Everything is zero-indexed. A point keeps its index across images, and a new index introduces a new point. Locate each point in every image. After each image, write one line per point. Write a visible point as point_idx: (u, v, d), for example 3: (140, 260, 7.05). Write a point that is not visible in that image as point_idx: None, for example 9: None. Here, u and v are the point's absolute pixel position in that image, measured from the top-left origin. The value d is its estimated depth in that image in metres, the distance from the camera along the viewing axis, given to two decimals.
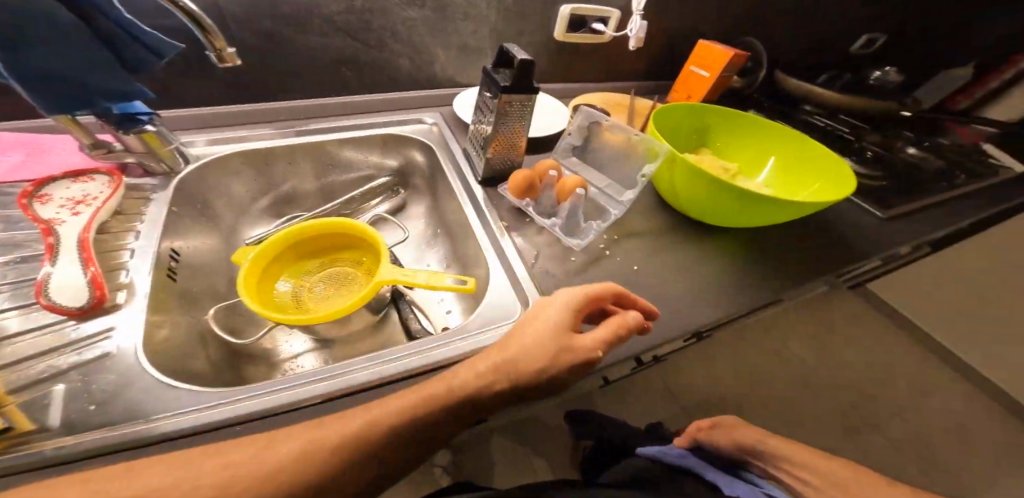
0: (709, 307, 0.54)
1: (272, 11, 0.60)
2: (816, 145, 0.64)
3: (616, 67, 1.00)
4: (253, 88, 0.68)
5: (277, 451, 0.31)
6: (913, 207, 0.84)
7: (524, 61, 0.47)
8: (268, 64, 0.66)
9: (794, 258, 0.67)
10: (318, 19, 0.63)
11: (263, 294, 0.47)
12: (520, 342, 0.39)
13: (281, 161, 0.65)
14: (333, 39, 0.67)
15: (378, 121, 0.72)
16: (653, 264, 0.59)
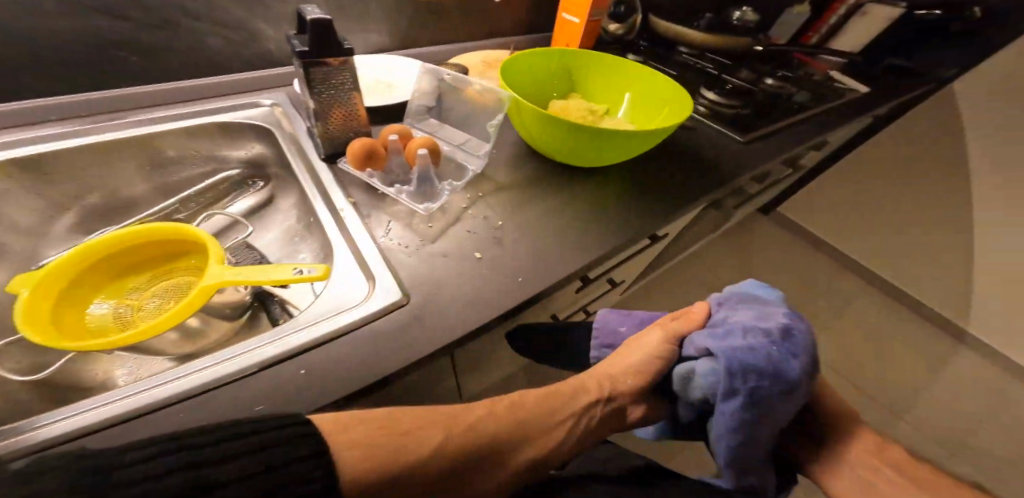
0: (569, 249, 0.56)
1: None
2: (661, 78, 0.67)
3: (490, 27, 0.97)
4: (19, 86, 0.58)
5: (378, 419, 0.36)
6: (761, 133, 0.90)
7: (317, 18, 0.44)
8: (31, 57, 0.57)
9: (656, 192, 0.70)
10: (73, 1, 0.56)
11: (70, 318, 0.46)
12: (629, 358, 0.60)
13: (75, 167, 0.57)
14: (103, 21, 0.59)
15: (205, 110, 0.65)
16: (517, 217, 0.59)
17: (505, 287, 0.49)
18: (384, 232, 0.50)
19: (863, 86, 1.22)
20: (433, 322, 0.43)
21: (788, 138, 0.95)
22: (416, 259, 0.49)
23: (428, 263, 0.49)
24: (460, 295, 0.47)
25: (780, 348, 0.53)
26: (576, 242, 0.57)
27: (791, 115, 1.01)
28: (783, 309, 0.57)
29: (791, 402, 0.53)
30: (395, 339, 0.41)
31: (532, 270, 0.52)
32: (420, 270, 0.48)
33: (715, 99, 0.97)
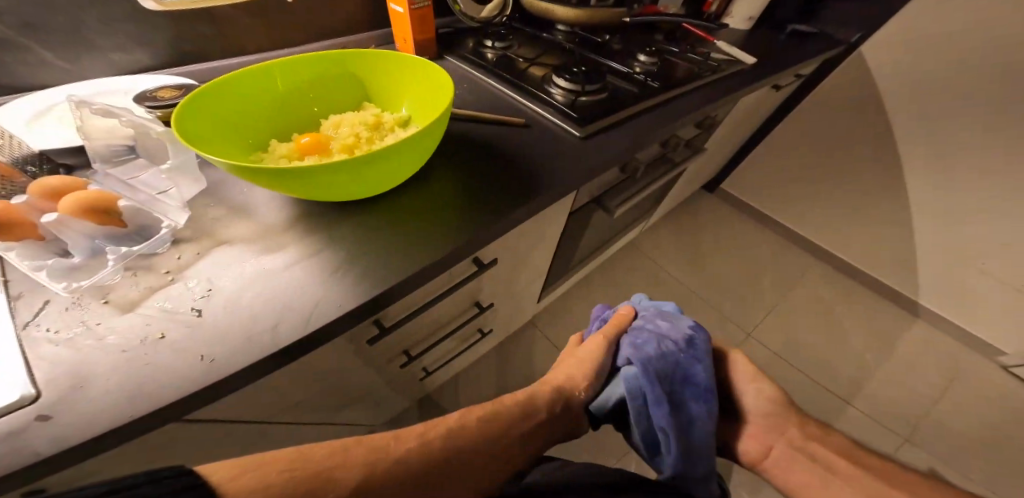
0: (301, 312, 0.45)
1: None
2: (442, 76, 0.58)
3: (307, 24, 0.85)
4: None
5: (295, 455, 0.33)
6: (611, 122, 0.80)
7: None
8: None
9: (452, 212, 0.58)
10: None
11: None
12: (586, 364, 0.70)
13: None
14: None
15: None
16: (244, 272, 0.47)
17: (175, 372, 0.39)
18: (33, 318, 0.41)
19: (751, 58, 1.23)
20: (38, 432, 0.34)
21: (649, 124, 0.85)
22: (63, 348, 0.39)
23: (78, 350, 0.39)
24: (104, 389, 0.37)
25: (687, 355, 0.66)
26: (305, 297, 0.46)
27: (654, 97, 0.92)
28: (688, 322, 0.72)
29: (706, 404, 0.63)
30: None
31: (225, 347, 0.41)
32: (63, 363, 0.39)
33: (567, 87, 0.86)
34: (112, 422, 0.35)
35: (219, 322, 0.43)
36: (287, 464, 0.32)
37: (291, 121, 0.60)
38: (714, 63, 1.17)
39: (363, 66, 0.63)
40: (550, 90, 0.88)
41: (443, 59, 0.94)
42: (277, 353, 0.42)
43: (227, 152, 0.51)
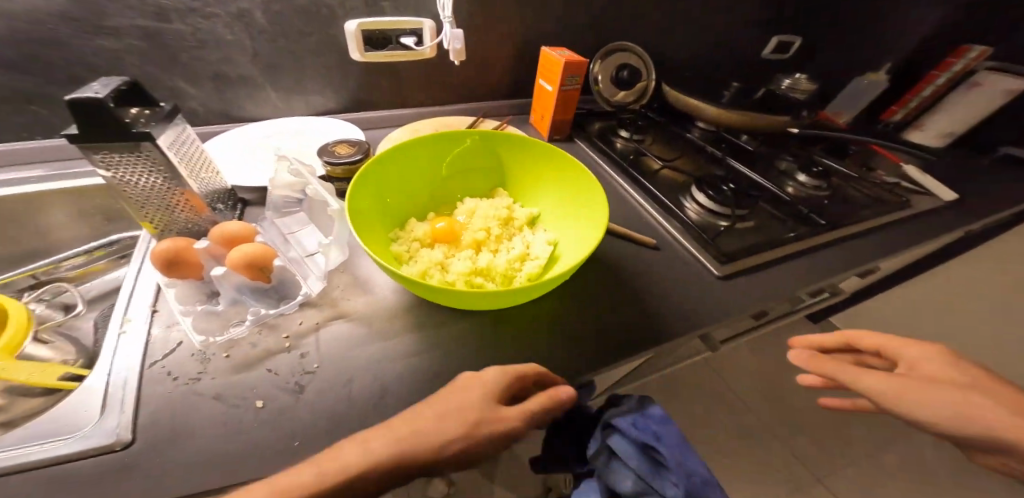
0: (390, 421, 0.41)
1: None
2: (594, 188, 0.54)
3: (460, 90, 0.90)
4: None
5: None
6: (756, 261, 0.69)
7: (76, 102, 0.38)
8: None
9: (560, 340, 0.53)
10: None
11: None
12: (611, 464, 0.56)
13: None
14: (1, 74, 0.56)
15: (65, 171, 0.60)
16: (350, 355, 0.46)
17: (259, 451, 0.36)
18: (161, 356, 0.43)
19: (955, 194, 0.98)
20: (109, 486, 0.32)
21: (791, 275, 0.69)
22: (172, 392, 0.40)
23: (182, 399, 0.39)
24: (186, 451, 0.35)
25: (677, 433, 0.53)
26: (397, 396, 0.43)
27: (812, 236, 0.77)
28: None
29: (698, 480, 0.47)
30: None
31: (298, 434, 0.38)
32: (172, 411, 0.38)
33: (707, 205, 0.76)
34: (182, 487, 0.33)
35: (306, 402, 0.41)
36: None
37: (428, 198, 0.61)
38: (899, 193, 0.96)
39: (511, 158, 0.62)
40: (685, 204, 0.79)
41: (571, 142, 0.91)
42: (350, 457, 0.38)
43: (375, 226, 0.53)
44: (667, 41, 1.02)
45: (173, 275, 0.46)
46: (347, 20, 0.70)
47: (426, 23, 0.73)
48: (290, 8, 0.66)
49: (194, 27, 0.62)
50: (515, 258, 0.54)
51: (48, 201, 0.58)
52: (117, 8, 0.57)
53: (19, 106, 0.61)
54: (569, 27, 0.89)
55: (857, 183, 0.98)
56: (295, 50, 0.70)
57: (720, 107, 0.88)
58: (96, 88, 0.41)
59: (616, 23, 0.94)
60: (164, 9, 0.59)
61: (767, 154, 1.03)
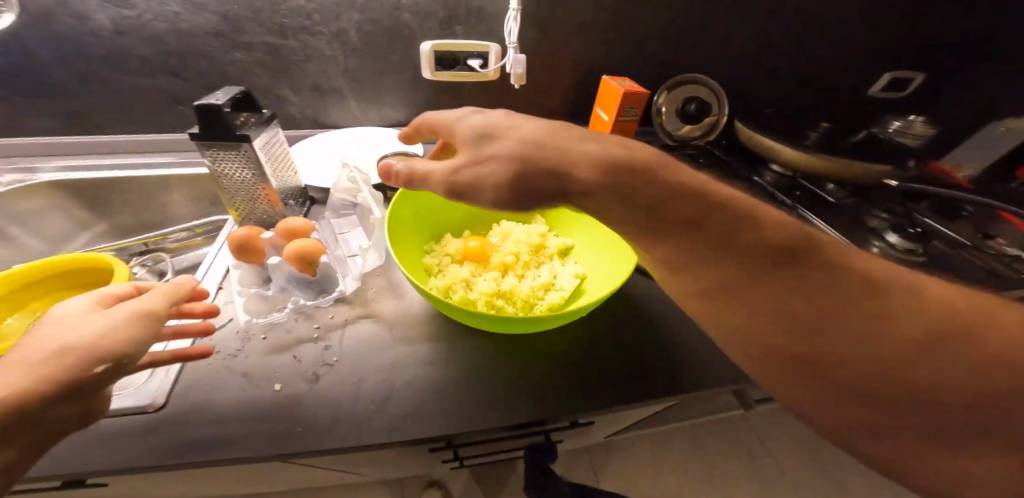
0: (392, 425, 0.43)
1: (91, 52, 0.63)
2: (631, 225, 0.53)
3: (524, 111, 0.93)
4: (85, 123, 0.71)
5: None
6: None
7: (202, 107, 0.46)
8: (99, 103, 0.69)
9: (572, 373, 0.51)
10: (137, 60, 0.66)
11: None
12: None
13: (97, 193, 0.69)
14: (160, 78, 0.69)
15: (194, 159, 0.74)
16: (366, 353, 0.50)
17: (269, 431, 0.41)
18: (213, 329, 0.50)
19: None
20: (148, 441, 0.39)
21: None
22: (214, 363, 0.46)
23: (219, 373, 0.45)
24: (212, 418, 0.41)
25: None
26: (399, 402, 0.45)
27: None
28: None
29: None
30: (108, 446, 0.38)
31: (299, 421, 0.42)
32: (208, 383, 0.44)
33: None
34: (198, 453, 0.38)
35: (316, 392, 0.45)
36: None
37: (467, 214, 0.63)
38: None
39: None
40: None
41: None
42: (342, 451, 0.41)
43: (412, 234, 0.56)
44: (748, 73, 0.96)
45: (241, 258, 0.54)
46: (426, 41, 0.76)
47: (496, 47, 0.77)
48: (380, 29, 0.73)
49: (301, 44, 0.71)
50: (539, 285, 0.54)
51: (172, 184, 0.71)
52: (252, 26, 0.67)
53: (172, 107, 0.72)
54: (643, 54, 0.88)
55: (968, 253, 0.83)
56: (378, 66, 0.77)
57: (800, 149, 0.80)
58: (218, 95, 0.48)
59: (696, 51, 0.90)
60: (284, 27, 0.68)
61: (853, 202, 0.91)
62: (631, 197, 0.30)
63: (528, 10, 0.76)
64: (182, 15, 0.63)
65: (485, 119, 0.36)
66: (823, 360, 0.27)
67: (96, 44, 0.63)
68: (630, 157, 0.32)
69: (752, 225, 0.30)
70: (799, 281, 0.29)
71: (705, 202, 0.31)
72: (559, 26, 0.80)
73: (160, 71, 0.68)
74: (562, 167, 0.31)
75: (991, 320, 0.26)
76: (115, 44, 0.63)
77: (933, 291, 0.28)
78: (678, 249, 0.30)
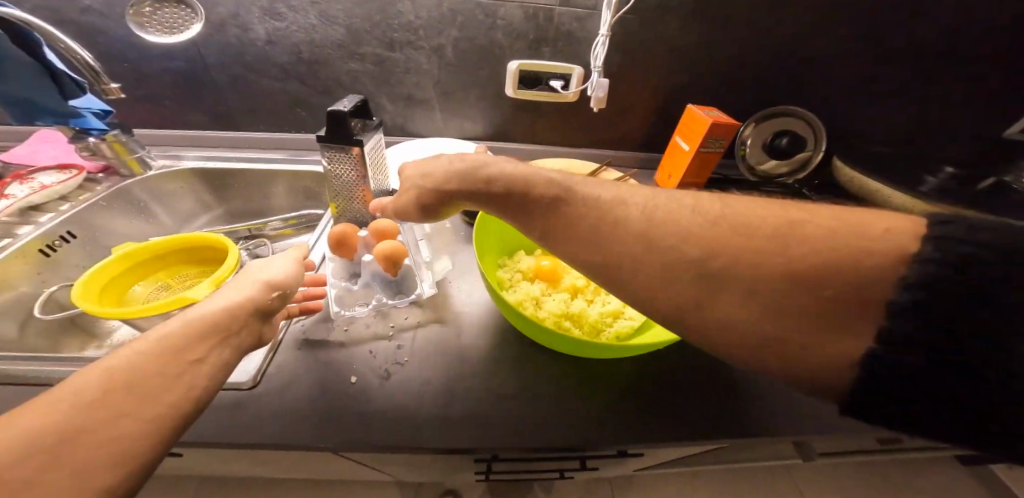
0: (453, 432, 0.44)
1: (239, 59, 0.74)
2: None
3: (600, 132, 0.92)
4: (221, 120, 0.82)
5: (57, 443, 0.27)
6: None
7: (332, 111, 0.51)
8: (235, 103, 0.80)
9: (633, 406, 0.49)
10: (273, 67, 0.76)
11: (120, 289, 0.61)
12: None
13: (222, 181, 0.79)
14: (290, 83, 0.78)
15: (301, 158, 0.83)
16: (432, 358, 0.51)
17: (343, 419, 0.44)
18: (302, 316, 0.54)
19: None
20: (242, 415, 0.43)
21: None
22: (301, 348, 0.50)
23: (303, 357, 0.49)
24: (295, 400, 0.45)
25: None
26: (460, 411, 0.46)
27: None
28: None
29: None
30: (209, 414, 0.43)
31: (368, 419, 0.44)
32: (294, 366, 0.48)
33: None
34: (282, 436, 0.42)
35: (387, 389, 0.47)
36: (47, 467, 0.26)
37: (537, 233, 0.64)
38: None
39: None
40: None
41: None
42: (405, 450, 0.43)
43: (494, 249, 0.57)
44: (851, 104, 0.87)
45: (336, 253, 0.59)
46: (516, 59, 0.79)
47: (581, 69, 0.79)
48: (473, 46, 0.77)
49: (404, 58, 0.78)
50: (607, 311, 0.53)
51: (280, 178, 0.80)
52: (368, 39, 0.74)
53: (290, 108, 0.82)
54: (734, 80, 0.84)
55: None
56: (467, 81, 0.82)
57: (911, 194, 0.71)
58: (344, 102, 0.53)
59: (796, 79, 0.84)
60: (393, 42, 0.75)
61: None
62: (584, 212, 0.36)
63: (619, 33, 0.76)
64: (316, 28, 0.72)
65: (440, 164, 0.46)
66: (780, 296, 0.29)
67: (243, 53, 0.73)
68: (567, 182, 0.38)
69: (679, 204, 0.34)
70: (737, 234, 0.31)
71: (637, 203, 0.35)
72: (648, 49, 0.79)
73: (289, 77, 0.77)
74: (519, 186, 0.39)
75: (895, 223, 0.29)
76: (263, 52, 0.74)
77: (822, 207, 0.32)
78: (637, 241, 0.33)
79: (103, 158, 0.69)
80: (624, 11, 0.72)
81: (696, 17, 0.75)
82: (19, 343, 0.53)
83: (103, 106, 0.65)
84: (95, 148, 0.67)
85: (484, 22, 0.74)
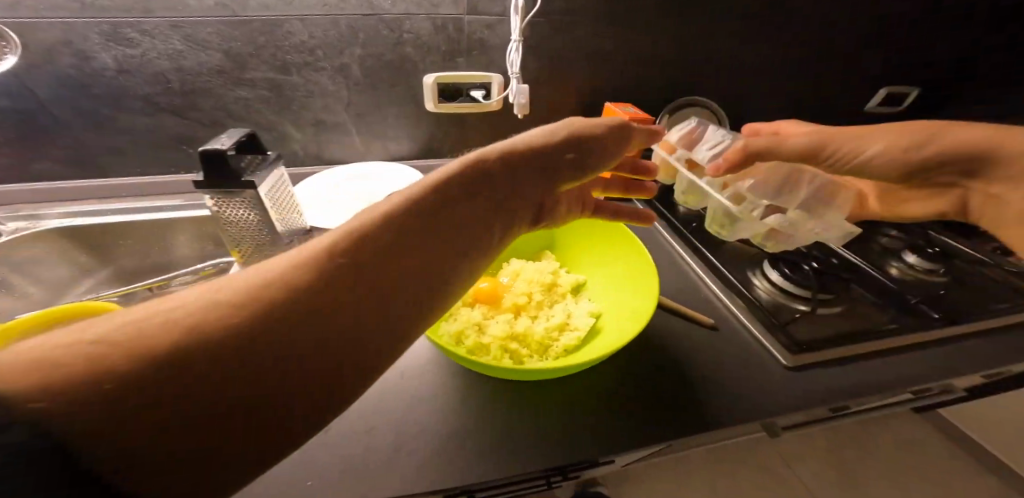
0: (392, 478, 0.40)
1: (87, 92, 0.64)
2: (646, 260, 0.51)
3: None
4: (91, 167, 0.72)
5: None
6: (847, 348, 0.55)
7: (206, 151, 0.45)
8: (104, 144, 0.70)
9: (597, 418, 0.47)
10: (137, 98, 0.67)
11: None
12: None
13: (110, 238, 0.71)
14: (163, 117, 0.69)
15: (193, 201, 0.74)
16: (367, 402, 0.47)
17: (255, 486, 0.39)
18: None
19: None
20: None
21: (886, 381, 0.52)
22: None
23: None
24: None
25: None
26: (412, 454, 0.42)
27: (925, 329, 0.59)
28: None
29: None
30: None
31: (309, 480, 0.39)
32: None
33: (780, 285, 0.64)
34: None
35: (325, 446, 0.42)
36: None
37: None
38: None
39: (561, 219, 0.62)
40: (754, 281, 0.67)
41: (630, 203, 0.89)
42: None
43: None
44: (753, 94, 0.94)
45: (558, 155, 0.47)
46: (429, 74, 0.76)
47: (498, 78, 0.78)
48: (381, 63, 0.72)
49: (302, 79, 0.71)
50: (553, 325, 0.52)
51: (178, 225, 0.72)
52: (254, 62, 0.67)
53: (176, 145, 0.73)
54: (648, 78, 0.86)
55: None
56: (379, 98, 0.76)
57: None
58: (223, 139, 0.48)
59: (703, 74, 0.89)
60: (287, 64, 0.69)
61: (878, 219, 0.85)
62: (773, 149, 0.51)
63: (531, 40, 0.75)
64: (183, 53, 0.64)
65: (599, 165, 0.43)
66: None
67: (92, 85, 0.63)
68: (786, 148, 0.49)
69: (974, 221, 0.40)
70: None
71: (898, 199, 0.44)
72: (562, 54, 0.79)
73: (160, 110, 0.68)
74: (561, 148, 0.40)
75: None
76: (117, 82, 0.64)
77: None
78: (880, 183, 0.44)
79: None
80: (532, 15, 0.71)
81: (603, 22, 0.76)
82: None
83: None
84: None
85: (389, 37, 0.69)
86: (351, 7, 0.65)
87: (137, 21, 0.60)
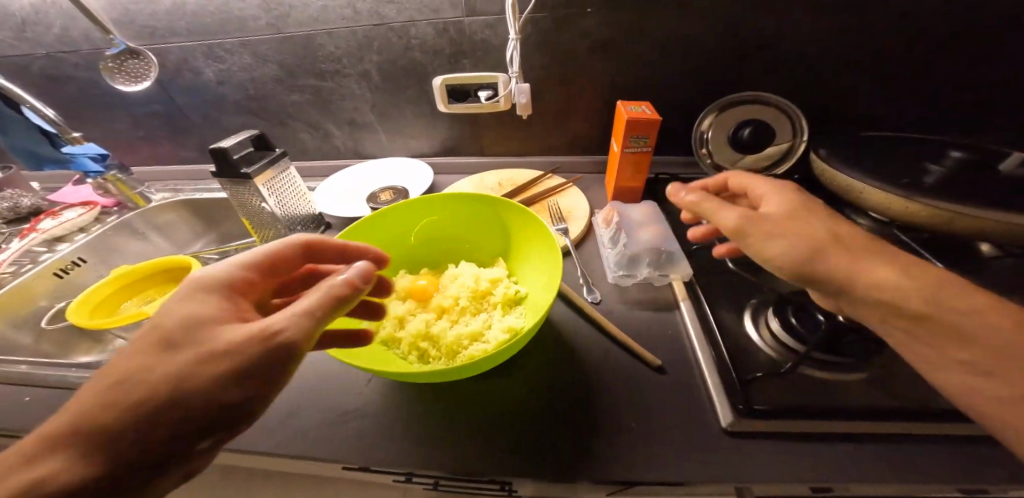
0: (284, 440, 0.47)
1: (201, 99, 0.89)
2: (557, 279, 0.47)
3: (547, 141, 0.89)
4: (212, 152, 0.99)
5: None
6: (836, 429, 0.42)
7: (216, 148, 0.61)
8: (217, 136, 0.96)
9: (486, 432, 0.46)
10: (231, 103, 0.89)
11: (110, 306, 0.75)
12: None
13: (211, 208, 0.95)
14: (246, 116, 0.91)
15: None
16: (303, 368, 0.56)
17: None
18: None
19: None
20: None
21: (860, 478, 0.39)
22: None
23: None
24: None
25: None
26: (309, 421, 0.49)
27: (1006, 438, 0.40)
28: None
29: None
30: None
31: None
32: None
33: (783, 336, 0.50)
34: None
35: None
36: None
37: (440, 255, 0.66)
38: None
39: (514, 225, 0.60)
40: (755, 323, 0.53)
41: None
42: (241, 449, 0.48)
43: None
44: (845, 83, 0.72)
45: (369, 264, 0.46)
46: (439, 76, 0.79)
47: (506, 76, 0.76)
48: (395, 67, 0.78)
49: (335, 85, 0.82)
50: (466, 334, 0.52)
51: None
52: (299, 72, 0.81)
53: None
54: (682, 70, 0.74)
55: None
56: (397, 99, 0.84)
57: (889, 189, 0.57)
58: (232, 140, 0.64)
59: (758, 62, 0.72)
60: (322, 72, 0.81)
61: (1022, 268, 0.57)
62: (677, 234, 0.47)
63: (535, 37, 0.73)
64: (252, 67, 0.81)
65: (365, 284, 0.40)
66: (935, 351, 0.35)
67: (204, 94, 0.87)
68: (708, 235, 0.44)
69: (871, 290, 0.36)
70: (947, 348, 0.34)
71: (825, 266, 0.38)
72: (572, 48, 0.73)
73: (243, 111, 0.90)
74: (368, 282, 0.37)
75: None
76: (217, 90, 0.86)
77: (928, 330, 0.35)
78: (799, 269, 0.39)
79: (113, 195, 0.89)
80: (531, 12, 0.69)
81: (618, 9, 0.68)
82: (35, 347, 0.70)
83: (97, 152, 0.80)
84: (105, 186, 0.86)
85: (399, 44, 0.75)
86: (364, 19, 0.72)
87: (221, 43, 0.78)
